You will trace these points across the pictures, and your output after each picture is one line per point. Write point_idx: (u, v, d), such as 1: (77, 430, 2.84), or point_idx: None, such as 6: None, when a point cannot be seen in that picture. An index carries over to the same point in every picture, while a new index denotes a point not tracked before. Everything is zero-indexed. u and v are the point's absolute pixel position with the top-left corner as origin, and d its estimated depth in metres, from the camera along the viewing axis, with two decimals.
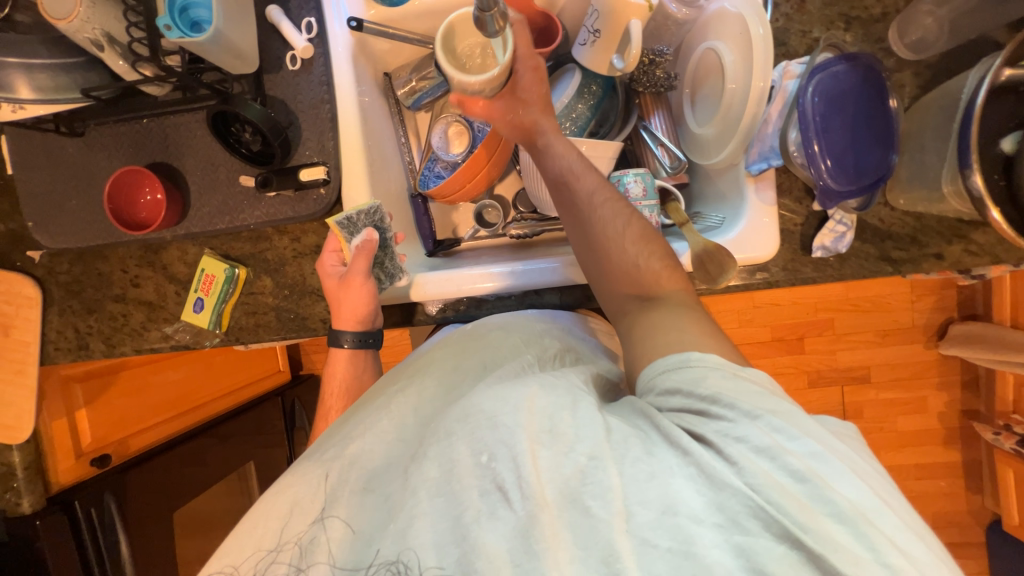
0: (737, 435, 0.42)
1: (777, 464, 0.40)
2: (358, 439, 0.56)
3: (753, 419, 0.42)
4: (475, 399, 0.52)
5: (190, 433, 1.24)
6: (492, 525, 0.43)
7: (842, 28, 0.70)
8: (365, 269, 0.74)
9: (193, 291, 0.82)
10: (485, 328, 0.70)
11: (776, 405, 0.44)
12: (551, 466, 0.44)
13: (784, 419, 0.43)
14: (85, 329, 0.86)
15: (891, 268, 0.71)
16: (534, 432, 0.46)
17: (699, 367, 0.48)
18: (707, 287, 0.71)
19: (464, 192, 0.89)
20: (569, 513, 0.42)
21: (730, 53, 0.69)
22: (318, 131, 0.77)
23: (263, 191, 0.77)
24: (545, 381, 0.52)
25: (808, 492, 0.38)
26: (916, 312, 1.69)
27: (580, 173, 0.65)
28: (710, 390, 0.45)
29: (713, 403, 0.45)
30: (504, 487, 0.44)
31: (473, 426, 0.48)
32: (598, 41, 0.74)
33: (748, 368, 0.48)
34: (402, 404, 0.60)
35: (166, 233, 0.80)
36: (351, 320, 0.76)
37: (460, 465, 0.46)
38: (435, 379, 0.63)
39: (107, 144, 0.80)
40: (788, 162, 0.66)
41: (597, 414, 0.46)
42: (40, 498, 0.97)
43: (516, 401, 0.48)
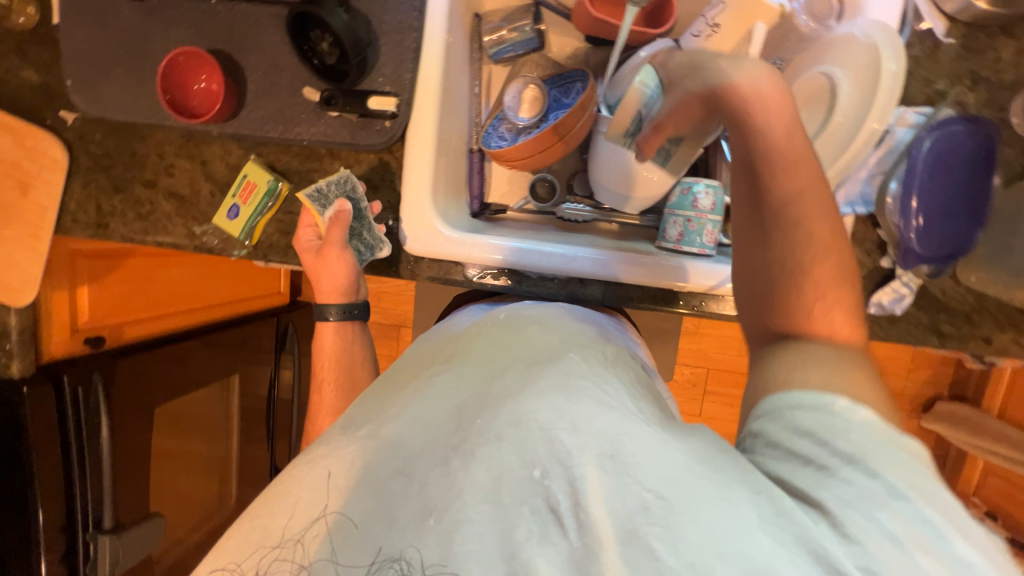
0: (868, 523, 0.35)
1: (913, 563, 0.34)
2: (393, 420, 0.55)
3: (891, 498, 0.36)
4: (528, 405, 0.51)
5: (181, 336, 1.23)
6: (542, 546, 0.43)
7: (966, 86, 0.67)
8: (339, 241, 0.74)
9: (231, 196, 0.78)
10: (524, 322, 0.69)
11: (932, 490, 0.37)
12: (613, 496, 0.43)
13: (937, 511, 0.36)
14: (107, 207, 0.82)
15: (937, 340, 0.71)
16: (596, 456, 0.45)
17: (840, 420, 0.40)
18: None
19: (529, 161, 0.83)
20: (629, 550, 0.41)
21: (849, 84, 0.65)
22: (398, 60, 0.72)
23: (325, 109, 0.73)
24: (602, 399, 0.51)
25: None
26: (909, 382, 1.73)
27: (791, 168, 0.50)
28: (850, 451, 0.38)
29: (848, 463, 0.38)
30: (558, 511, 0.44)
31: (530, 437, 0.48)
32: (716, 36, 0.68)
33: (907, 438, 0.39)
34: (439, 387, 0.59)
35: (215, 128, 0.76)
36: (332, 293, 0.79)
37: (509, 474, 0.47)
38: (471, 367, 0.62)
39: (167, 17, 0.74)
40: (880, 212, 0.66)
41: (666, 448, 0.44)
42: (30, 365, 0.95)
43: (574, 419, 0.48)
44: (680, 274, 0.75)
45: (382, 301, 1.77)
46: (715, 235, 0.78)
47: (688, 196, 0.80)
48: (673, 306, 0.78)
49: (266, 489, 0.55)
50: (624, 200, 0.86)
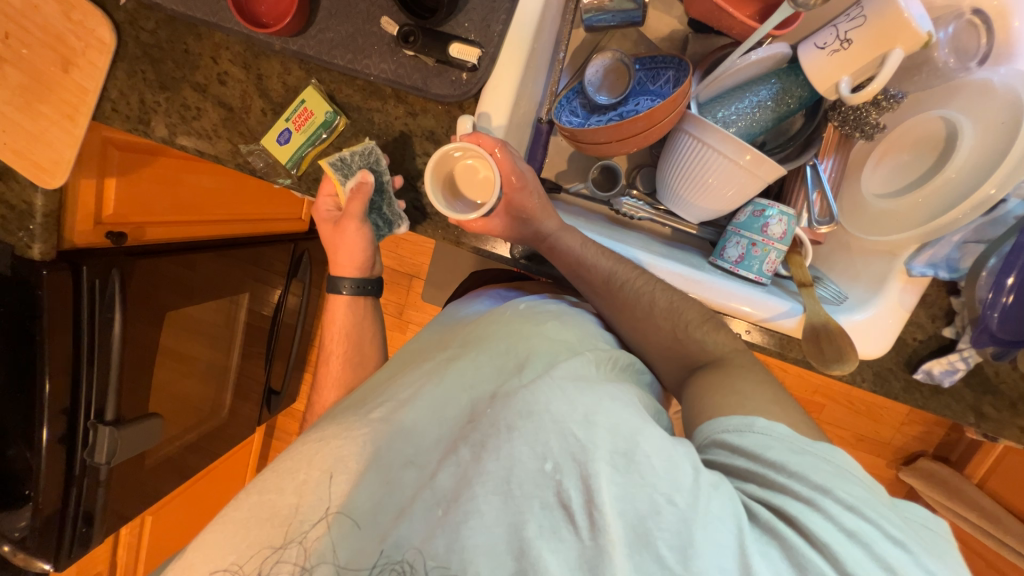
0: (811, 518, 0.45)
1: (857, 547, 0.44)
2: (404, 406, 0.56)
3: (820, 493, 0.47)
4: (541, 397, 0.52)
5: (198, 246, 1.21)
6: (554, 544, 0.45)
7: None
8: (358, 213, 0.73)
9: (284, 119, 0.73)
10: (543, 314, 0.67)
11: (851, 485, 0.47)
12: (623, 495, 0.46)
13: (858, 500, 0.46)
14: (151, 103, 0.77)
15: (974, 421, 0.69)
16: (609, 454, 0.47)
17: (761, 435, 0.52)
18: (813, 365, 0.67)
19: (602, 148, 0.76)
20: (639, 553, 0.44)
21: (972, 137, 0.61)
22: (490, 7, 0.66)
23: (402, 46, 0.67)
24: (616, 396, 0.53)
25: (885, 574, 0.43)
26: (899, 434, 1.76)
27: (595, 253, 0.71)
28: (774, 459, 0.50)
29: (779, 470, 0.49)
30: (570, 508, 0.46)
31: (541, 429, 0.49)
32: (842, 52, 0.62)
33: (825, 444, 0.51)
34: (453, 372, 0.59)
35: (279, 42, 0.70)
36: (349, 266, 0.80)
37: (521, 466, 0.48)
38: (487, 351, 0.61)
39: None
40: (972, 282, 0.62)
41: (674, 454, 0.48)
42: (51, 250, 0.92)
43: (587, 414, 0.50)
44: (731, 297, 0.70)
45: (401, 248, 1.74)
46: (776, 265, 0.74)
47: (759, 219, 0.75)
48: None
49: (266, 471, 0.55)
50: (687, 207, 0.81)
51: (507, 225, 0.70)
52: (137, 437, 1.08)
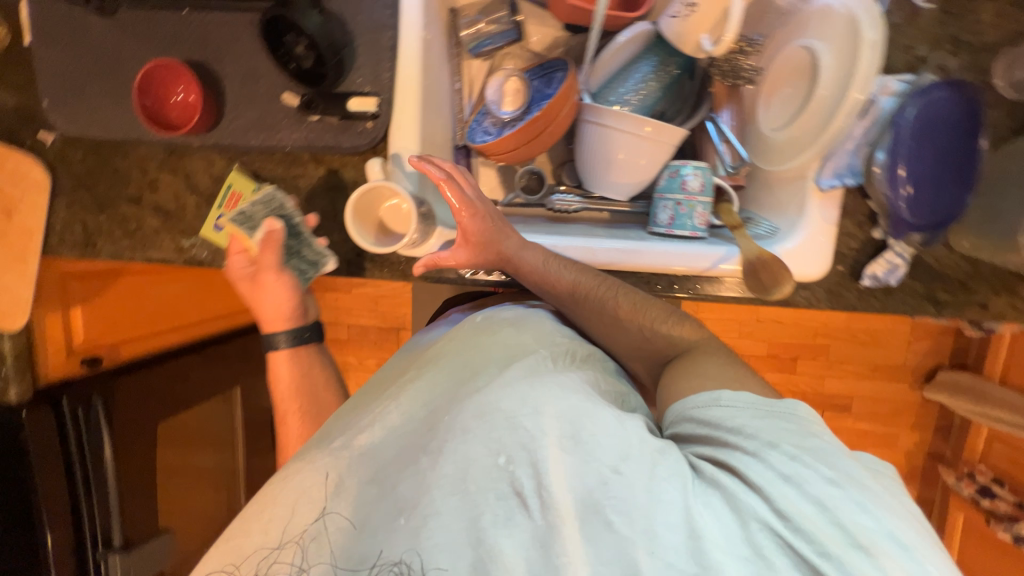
0: (758, 469, 0.48)
1: (801, 493, 0.46)
2: (367, 430, 0.58)
3: (771, 448, 0.50)
4: (493, 397, 0.54)
5: (177, 352, 1.24)
6: (508, 531, 0.48)
7: (948, 51, 0.65)
8: (274, 262, 0.77)
9: (217, 206, 0.77)
10: (499, 323, 0.68)
11: (805, 442, 0.50)
12: (573, 474, 0.49)
13: (810, 454, 0.49)
14: (94, 226, 0.82)
15: (933, 310, 0.71)
16: (558, 438, 0.50)
17: (728, 407, 0.55)
18: (756, 295, 0.70)
19: (514, 154, 0.82)
20: (588, 523, 0.47)
21: (830, 55, 0.65)
22: (374, 59, 0.71)
23: (306, 114, 0.72)
24: (566, 383, 0.56)
25: (831, 521, 0.45)
26: (910, 353, 1.76)
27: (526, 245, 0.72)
28: (735, 425, 0.53)
29: (737, 433, 0.53)
30: (522, 494, 0.49)
31: (494, 428, 0.52)
32: (693, 15, 0.68)
33: (787, 403, 0.54)
34: (412, 391, 0.61)
35: (196, 140, 0.75)
36: (277, 319, 0.81)
37: (475, 464, 0.50)
38: (445, 363, 0.63)
39: (141, 31, 0.73)
40: (869, 181, 0.66)
41: (619, 426, 0.51)
42: (28, 389, 0.94)
43: (536, 405, 0.52)
44: (668, 260, 0.73)
45: (381, 305, 1.76)
46: (707, 217, 0.77)
47: (677, 179, 0.79)
48: (673, 293, 0.75)
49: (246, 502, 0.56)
50: (611, 186, 0.85)
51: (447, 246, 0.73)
52: (152, 556, 1.06)
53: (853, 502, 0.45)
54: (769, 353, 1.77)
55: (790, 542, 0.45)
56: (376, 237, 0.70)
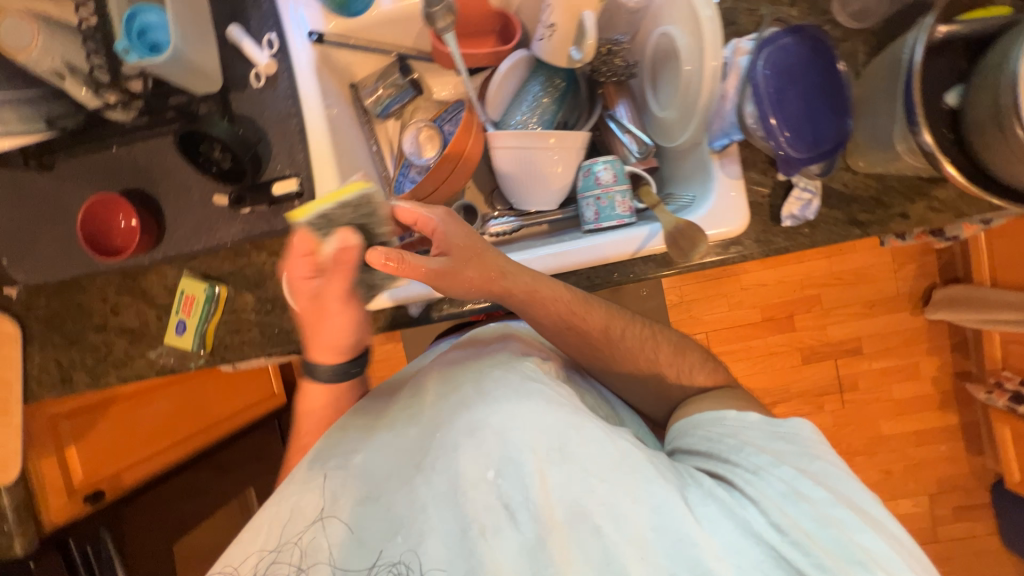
0: (758, 479, 0.55)
1: (799, 506, 0.52)
2: (360, 451, 0.61)
3: (773, 467, 0.56)
4: (481, 415, 0.59)
5: (187, 463, 1.26)
6: (499, 541, 0.52)
7: (787, 4, 0.72)
8: (342, 289, 0.63)
9: (175, 313, 0.81)
10: (482, 343, 0.74)
11: (803, 465, 0.57)
12: (560, 484, 0.54)
13: (806, 475, 0.55)
14: (68, 362, 0.85)
15: (860, 231, 0.73)
16: (545, 453, 0.55)
17: (733, 426, 0.64)
18: (681, 263, 0.73)
19: (436, 195, 0.87)
20: (577, 532, 0.52)
21: (684, 36, 0.71)
22: (287, 145, 0.77)
23: (237, 208, 0.77)
24: (551, 399, 0.60)
25: (824, 533, 0.50)
26: (900, 281, 1.75)
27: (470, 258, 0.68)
28: (737, 441, 0.61)
29: (738, 451, 0.60)
30: (510, 506, 0.53)
31: (482, 442, 0.57)
32: (555, 34, 0.75)
33: (786, 425, 0.62)
34: (403, 416, 0.64)
35: (145, 257, 0.80)
36: (331, 351, 0.70)
37: (467, 479, 0.55)
38: (435, 387, 0.66)
39: (78, 175, 0.80)
40: (749, 137, 0.68)
41: (606, 438, 0.56)
42: (33, 539, 0.95)
43: (522, 420, 0.57)
44: (596, 252, 0.76)
45: (376, 370, 1.77)
46: (629, 204, 0.81)
47: (592, 176, 0.83)
48: (615, 283, 0.77)
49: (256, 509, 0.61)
50: (536, 199, 0.90)
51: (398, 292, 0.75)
52: None
53: (846, 519, 0.51)
54: (763, 317, 1.76)
55: (784, 545, 0.50)
56: None
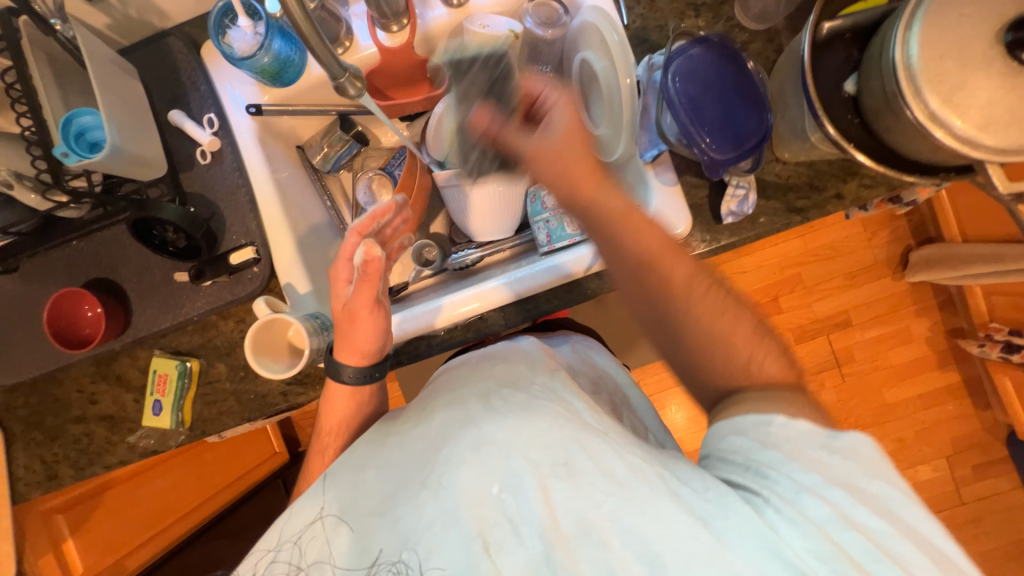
0: (797, 496, 0.42)
1: (845, 528, 0.40)
2: (369, 467, 0.59)
3: (820, 489, 0.42)
4: (489, 430, 0.53)
5: (188, 541, 1.27)
6: (505, 557, 0.47)
7: (693, 16, 0.76)
8: (368, 300, 0.66)
9: (150, 394, 0.82)
10: (491, 360, 0.69)
11: (870, 483, 0.43)
12: (563, 499, 0.48)
13: (860, 485, 0.43)
14: (51, 457, 0.86)
15: (800, 217, 0.75)
16: (551, 468, 0.49)
17: (781, 435, 0.46)
18: (627, 275, 0.75)
19: None
20: (583, 547, 0.46)
21: (599, 59, 0.75)
22: (240, 215, 0.80)
23: (199, 283, 0.79)
24: (558, 412, 0.54)
25: (865, 545, 0.40)
26: (876, 248, 1.76)
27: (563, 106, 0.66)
28: (778, 453, 0.45)
29: (770, 466, 0.45)
30: (516, 524, 0.48)
31: (487, 460, 0.51)
32: (479, 75, 0.78)
33: (846, 435, 0.46)
34: (408, 434, 0.60)
35: (116, 343, 0.81)
36: (356, 352, 0.70)
37: (471, 494, 0.50)
38: (446, 405, 0.60)
39: (42, 273, 0.82)
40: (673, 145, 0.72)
41: (616, 453, 0.49)
42: None
43: (528, 434, 0.52)
44: (555, 273, 0.78)
45: None
46: (578, 222, 0.83)
47: (539, 201, 0.86)
48: (573, 299, 0.81)
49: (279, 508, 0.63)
50: (489, 230, 0.92)
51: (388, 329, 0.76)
52: None
53: (905, 555, 0.40)
54: None
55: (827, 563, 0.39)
56: (289, 360, 0.75)
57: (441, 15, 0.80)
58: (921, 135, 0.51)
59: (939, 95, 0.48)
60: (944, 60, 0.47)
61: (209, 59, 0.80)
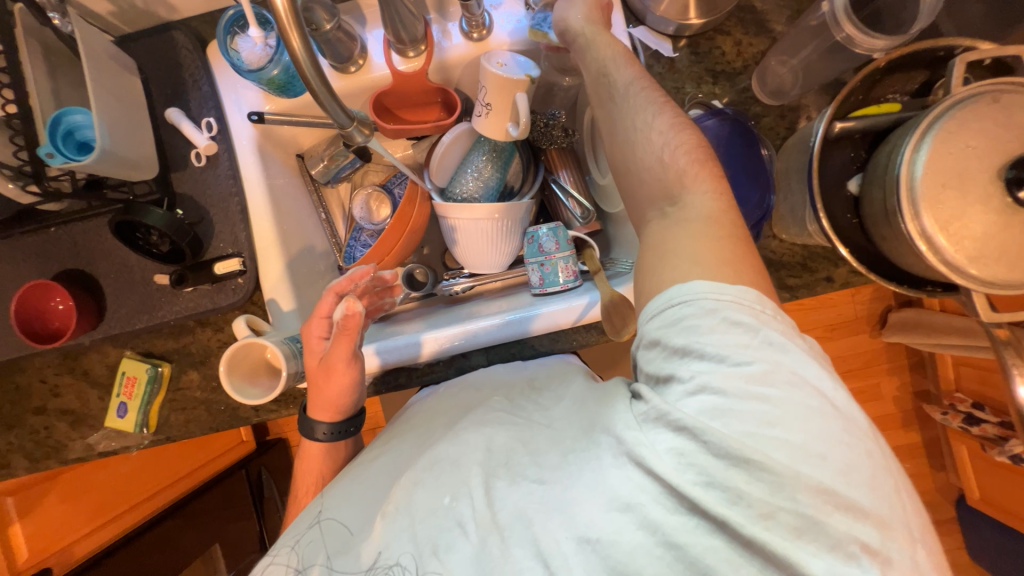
0: (691, 393, 0.42)
1: (728, 418, 0.40)
2: (347, 486, 0.64)
3: (716, 366, 0.42)
4: (442, 449, 0.60)
5: (155, 521, 1.23)
6: (452, 557, 0.50)
7: (710, 83, 0.76)
8: (347, 355, 0.68)
9: (115, 395, 0.80)
10: (460, 390, 0.74)
11: (758, 347, 0.42)
12: (504, 494, 0.51)
13: (753, 362, 0.41)
14: (5, 446, 0.83)
15: (788, 295, 0.76)
16: (491, 468, 0.54)
17: (685, 308, 0.45)
18: (614, 336, 0.75)
19: (383, 266, 0.90)
20: (517, 532, 0.48)
21: None
22: (229, 223, 0.78)
23: (179, 288, 0.77)
24: (506, 423, 0.61)
25: (751, 433, 0.40)
26: (858, 305, 1.80)
27: (624, 63, 0.59)
28: (682, 341, 0.44)
29: (685, 352, 0.44)
30: (463, 523, 0.51)
31: (441, 475, 0.56)
32: (491, 112, 0.77)
33: (739, 294, 0.45)
34: (382, 458, 0.66)
35: (85, 338, 0.78)
36: (328, 410, 0.73)
37: (428, 509, 0.54)
38: (415, 434, 0.68)
39: (13, 257, 0.78)
40: None
41: (552, 449, 0.54)
42: None
43: (474, 444, 0.58)
44: (535, 319, 0.78)
45: None
46: (572, 268, 0.83)
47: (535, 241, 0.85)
48: (559, 346, 0.82)
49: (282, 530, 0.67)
50: (480, 263, 0.91)
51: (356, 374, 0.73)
52: None
53: (781, 436, 0.39)
54: None
55: (714, 460, 0.40)
56: (264, 387, 0.73)
57: (459, 46, 0.78)
58: (912, 250, 0.52)
59: (935, 217, 0.48)
60: (945, 188, 0.48)
61: (215, 60, 0.77)
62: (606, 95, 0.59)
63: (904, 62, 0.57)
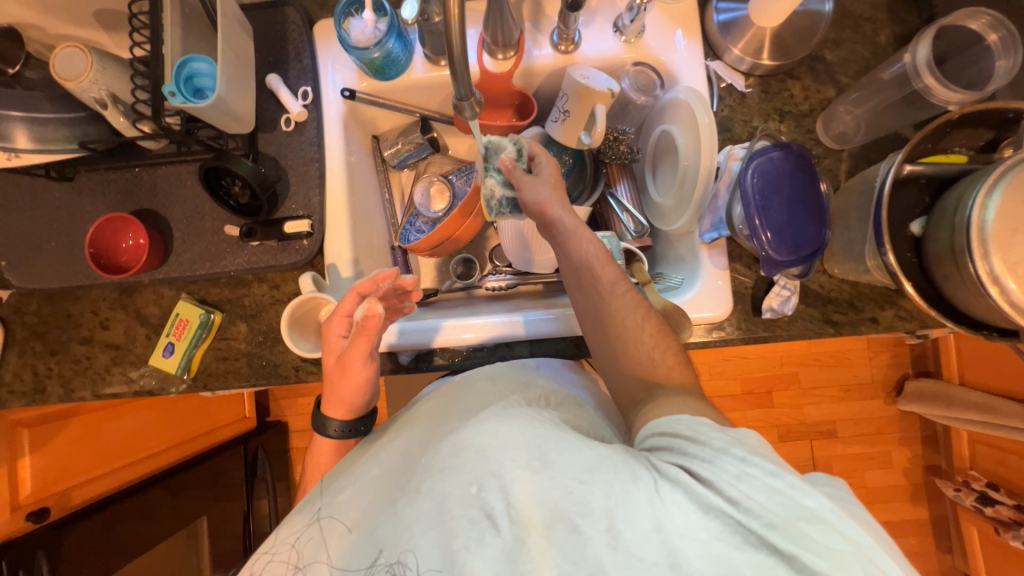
0: (717, 463, 0.43)
1: (754, 484, 0.41)
2: (351, 484, 0.60)
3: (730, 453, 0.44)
4: (467, 435, 0.54)
5: (155, 478, 1.21)
6: (480, 552, 0.46)
7: (777, 120, 0.81)
8: (362, 353, 0.68)
9: (165, 335, 0.82)
10: (477, 377, 0.72)
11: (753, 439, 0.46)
12: (541, 490, 0.46)
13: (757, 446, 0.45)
14: (44, 371, 0.84)
15: (833, 330, 0.78)
16: (523, 462, 0.48)
17: (678, 419, 0.49)
18: None
19: (440, 247, 0.93)
20: (554, 533, 0.44)
21: (682, 136, 0.78)
22: (305, 186, 0.81)
23: (247, 241, 0.79)
24: (532, 418, 0.55)
25: (782, 496, 0.41)
26: (874, 369, 1.79)
27: (603, 261, 0.67)
28: (688, 432, 0.47)
29: (691, 440, 0.46)
30: (493, 516, 0.47)
31: (466, 461, 0.51)
32: (568, 118, 0.82)
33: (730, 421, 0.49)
34: (391, 450, 0.63)
35: (147, 276, 0.81)
36: (341, 406, 0.73)
37: (451, 497, 0.49)
38: (427, 424, 0.65)
39: (96, 189, 0.82)
40: (735, 234, 0.75)
41: (584, 445, 0.49)
42: None
43: (505, 436, 0.51)
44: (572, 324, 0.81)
45: None
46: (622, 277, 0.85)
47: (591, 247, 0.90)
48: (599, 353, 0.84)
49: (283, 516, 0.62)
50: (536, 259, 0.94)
51: (369, 366, 0.70)
52: None
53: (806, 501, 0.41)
54: (743, 389, 1.80)
55: (750, 519, 0.40)
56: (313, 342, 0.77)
57: (547, 56, 0.83)
58: (978, 292, 0.54)
59: (1005, 261, 0.51)
60: (1017, 233, 0.51)
61: (320, 37, 0.83)
62: (591, 286, 0.66)
63: (975, 119, 0.61)
